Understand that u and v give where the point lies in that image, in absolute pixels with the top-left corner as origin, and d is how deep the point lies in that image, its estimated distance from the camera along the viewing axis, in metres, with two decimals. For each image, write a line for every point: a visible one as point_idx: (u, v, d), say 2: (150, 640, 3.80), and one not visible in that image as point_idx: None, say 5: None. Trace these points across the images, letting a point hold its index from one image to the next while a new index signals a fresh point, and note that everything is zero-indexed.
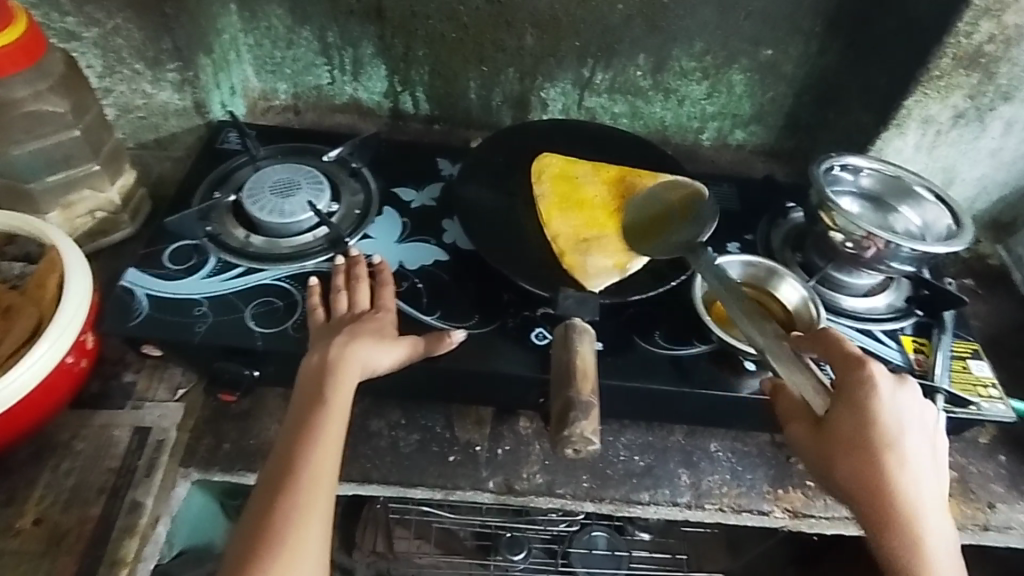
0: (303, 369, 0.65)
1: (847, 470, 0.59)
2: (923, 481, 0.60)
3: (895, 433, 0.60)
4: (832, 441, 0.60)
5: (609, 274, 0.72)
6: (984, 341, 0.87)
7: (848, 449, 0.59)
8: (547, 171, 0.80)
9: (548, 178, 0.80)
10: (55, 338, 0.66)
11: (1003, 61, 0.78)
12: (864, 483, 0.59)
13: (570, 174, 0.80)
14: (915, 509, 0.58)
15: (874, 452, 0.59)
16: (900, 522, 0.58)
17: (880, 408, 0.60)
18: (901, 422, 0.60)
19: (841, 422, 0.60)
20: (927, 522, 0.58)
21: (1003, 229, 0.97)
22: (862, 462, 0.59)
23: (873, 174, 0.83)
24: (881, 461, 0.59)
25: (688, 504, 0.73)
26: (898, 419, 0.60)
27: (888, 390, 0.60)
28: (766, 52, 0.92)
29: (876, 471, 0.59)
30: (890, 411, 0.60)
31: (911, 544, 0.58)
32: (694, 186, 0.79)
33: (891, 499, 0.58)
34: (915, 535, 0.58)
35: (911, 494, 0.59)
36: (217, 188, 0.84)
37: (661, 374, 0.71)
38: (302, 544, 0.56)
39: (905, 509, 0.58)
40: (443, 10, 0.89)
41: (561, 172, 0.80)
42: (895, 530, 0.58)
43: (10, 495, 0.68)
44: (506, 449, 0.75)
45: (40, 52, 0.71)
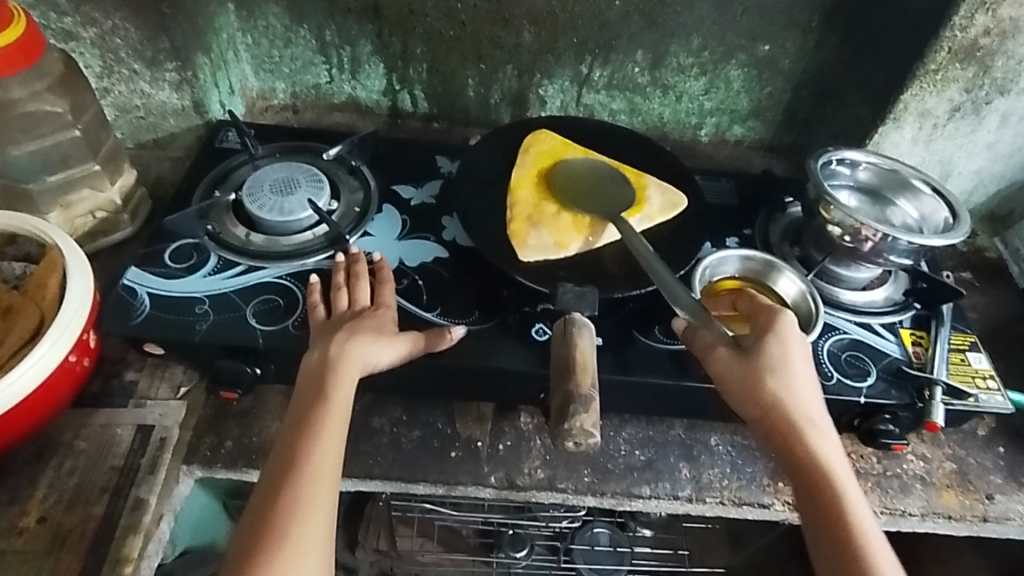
0: (304, 366, 0.66)
1: (764, 392, 0.62)
2: (825, 413, 0.63)
3: (801, 364, 0.64)
4: (751, 367, 0.63)
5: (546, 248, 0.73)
6: (982, 333, 0.87)
7: (764, 374, 0.62)
8: (535, 149, 0.84)
9: (535, 152, 0.83)
10: (56, 338, 0.66)
11: (999, 54, 0.79)
12: (777, 404, 0.61)
13: (558, 155, 0.83)
14: (821, 433, 0.61)
15: (787, 379, 0.62)
16: (808, 444, 0.60)
17: (788, 342, 0.64)
18: (806, 360, 0.64)
19: (760, 350, 0.64)
20: (832, 447, 0.61)
21: (1001, 222, 0.97)
22: (778, 385, 0.62)
23: (870, 168, 0.83)
24: (792, 386, 0.62)
25: (689, 497, 0.73)
26: (805, 355, 0.64)
27: (794, 330, 0.65)
28: (763, 47, 0.92)
29: (788, 394, 0.62)
30: (796, 346, 0.64)
31: (822, 464, 0.59)
32: (676, 197, 0.79)
33: (800, 420, 0.61)
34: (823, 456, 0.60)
35: (816, 419, 0.62)
36: (216, 187, 0.84)
37: (661, 369, 0.71)
38: (304, 539, 0.57)
39: (812, 432, 0.61)
40: (440, 8, 0.89)
41: (550, 151, 0.83)
42: (805, 452, 0.60)
43: (13, 494, 0.68)
44: (507, 445, 0.75)
45: (38, 51, 0.70)
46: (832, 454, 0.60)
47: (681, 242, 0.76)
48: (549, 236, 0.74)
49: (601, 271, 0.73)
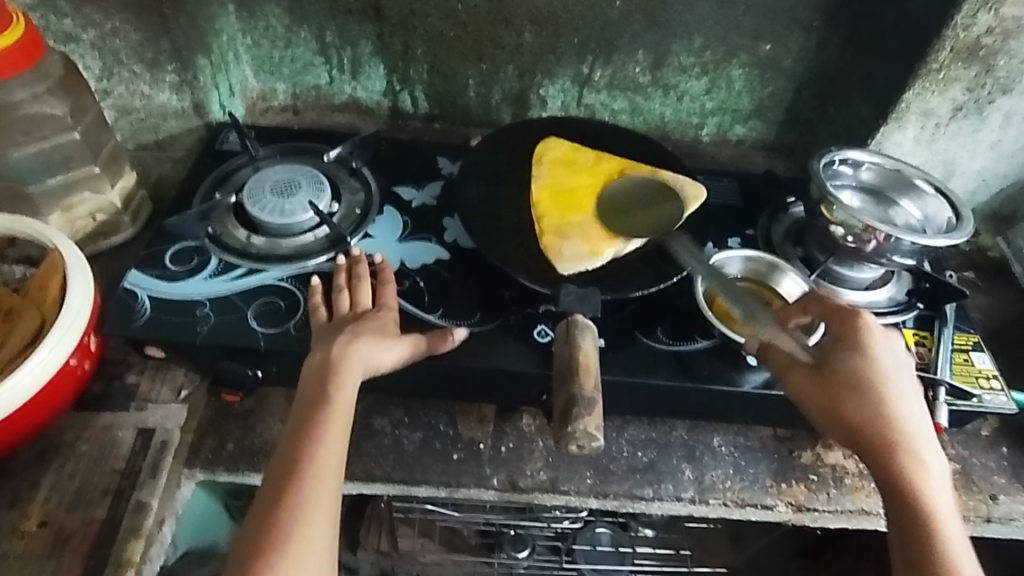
0: (306, 368, 0.65)
1: (849, 405, 0.61)
2: (921, 424, 0.62)
3: (891, 374, 0.63)
4: (831, 381, 0.62)
5: (581, 258, 0.72)
6: (985, 333, 0.87)
7: (849, 386, 0.62)
8: (550, 156, 0.82)
9: (548, 162, 0.81)
10: (58, 340, 0.66)
11: (1002, 53, 0.78)
12: (864, 417, 0.61)
13: (571, 160, 0.81)
14: (913, 445, 0.61)
15: (874, 389, 0.62)
16: (899, 456, 0.60)
17: (875, 352, 0.64)
18: (893, 367, 0.64)
19: (841, 362, 0.63)
20: (926, 460, 0.60)
21: (1004, 221, 0.97)
22: (864, 397, 0.62)
23: (873, 168, 0.83)
24: (878, 396, 0.62)
25: (691, 499, 0.73)
26: (893, 364, 0.64)
27: (880, 338, 0.65)
28: (764, 46, 0.92)
29: (874, 404, 0.62)
30: (885, 356, 0.64)
31: (911, 477, 0.59)
32: (695, 189, 0.79)
33: (893, 433, 0.61)
34: (913, 470, 0.60)
35: (910, 432, 0.61)
36: (217, 189, 0.84)
37: (663, 369, 0.71)
38: (307, 542, 0.56)
39: (903, 445, 0.61)
40: (441, 8, 0.89)
41: (561, 158, 0.81)
42: (895, 465, 0.60)
43: (14, 497, 0.68)
44: (509, 447, 0.75)
45: (39, 53, 0.70)
46: (925, 467, 0.60)
47: (683, 243, 0.76)
48: (584, 245, 0.73)
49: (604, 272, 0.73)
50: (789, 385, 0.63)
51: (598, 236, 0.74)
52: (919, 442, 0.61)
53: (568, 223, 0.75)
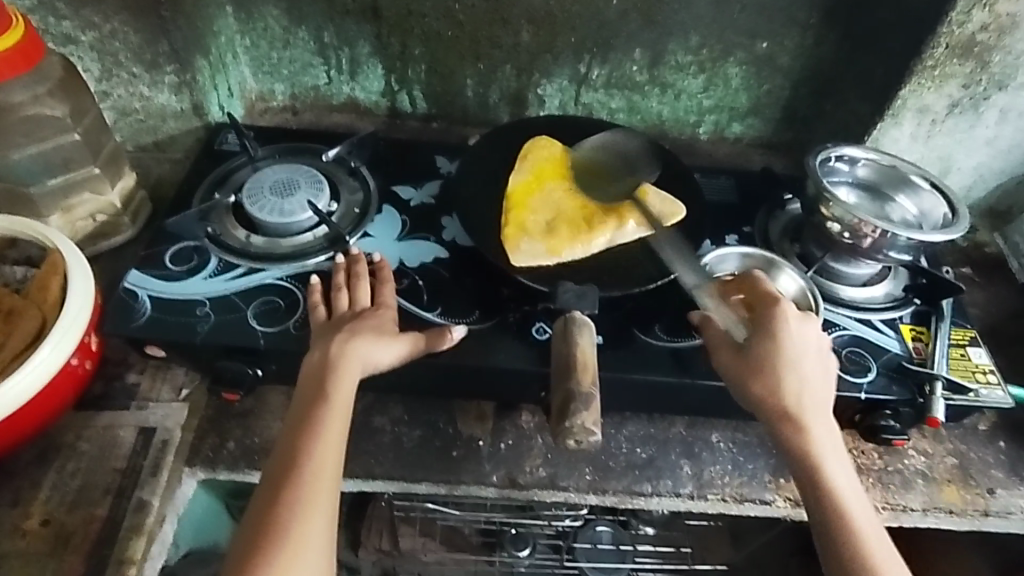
0: (305, 366, 0.66)
1: (762, 392, 0.63)
2: (823, 403, 0.64)
3: (802, 357, 0.64)
4: (747, 364, 0.63)
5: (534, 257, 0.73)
6: (982, 329, 0.88)
7: (759, 370, 0.63)
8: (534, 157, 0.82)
9: (533, 160, 0.82)
10: (59, 339, 0.66)
11: (997, 49, 0.79)
12: (773, 404, 0.63)
13: (558, 165, 0.82)
14: (814, 425, 0.63)
15: (780, 373, 0.63)
16: (800, 436, 0.62)
17: (787, 336, 0.64)
18: (801, 353, 0.63)
19: (756, 347, 0.64)
20: (826, 440, 0.63)
21: (1001, 217, 0.97)
22: (770, 380, 0.63)
23: (869, 165, 0.84)
24: (785, 382, 0.63)
25: (690, 494, 0.73)
26: (803, 344, 0.64)
27: (793, 320, 0.65)
28: (761, 44, 0.92)
29: (782, 389, 0.62)
30: (796, 338, 0.64)
31: (812, 459, 0.62)
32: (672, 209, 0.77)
33: (798, 419, 0.62)
34: (813, 451, 0.62)
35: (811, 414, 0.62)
36: (216, 189, 0.84)
37: (661, 366, 0.71)
38: (306, 539, 0.57)
39: (804, 426, 0.62)
40: (438, 8, 0.89)
41: (548, 160, 0.82)
42: (799, 444, 0.62)
43: (16, 496, 0.68)
44: (508, 444, 0.75)
45: (39, 54, 0.71)
46: (824, 447, 0.62)
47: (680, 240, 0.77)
48: (540, 245, 0.73)
49: (601, 269, 0.73)
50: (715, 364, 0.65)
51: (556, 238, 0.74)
52: (822, 422, 0.63)
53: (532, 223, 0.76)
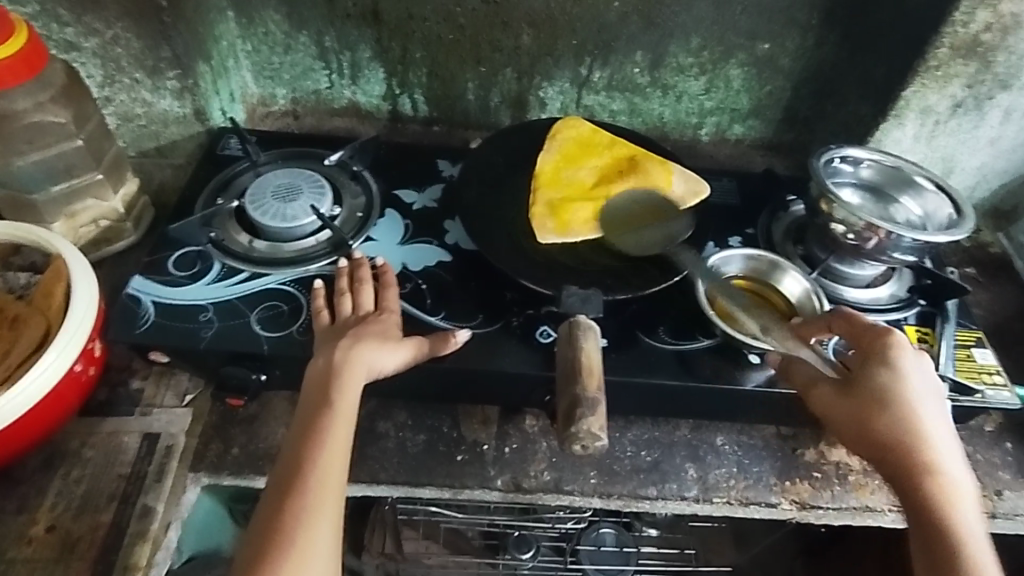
0: (309, 373, 0.66)
1: (877, 432, 0.62)
2: (949, 445, 0.62)
3: (919, 395, 0.63)
4: (858, 401, 0.63)
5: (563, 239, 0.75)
6: (987, 329, 0.87)
7: (871, 408, 0.62)
8: (561, 139, 0.84)
9: (561, 139, 0.84)
10: (64, 346, 0.66)
11: (1000, 49, 0.79)
12: (887, 444, 0.62)
13: (586, 142, 0.84)
14: (938, 464, 0.61)
15: (896, 411, 0.62)
16: (921, 476, 0.60)
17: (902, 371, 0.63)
18: (922, 386, 0.63)
19: (865, 383, 0.64)
20: (953, 482, 0.60)
21: (1004, 217, 0.97)
22: (886, 417, 0.62)
23: (873, 166, 0.83)
24: (903, 420, 0.62)
25: (696, 498, 0.73)
26: (923, 381, 0.63)
27: (908, 354, 0.64)
28: (762, 46, 0.92)
29: (899, 428, 0.61)
30: (915, 372, 0.63)
31: (934, 499, 0.59)
32: (698, 187, 0.79)
33: (918, 460, 0.61)
34: (940, 491, 0.59)
35: (930, 446, 0.61)
36: (219, 194, 0.84)
37: (665, 369, 0.71)
38: (311, 547, 0.57)
39: (928, 469, 0.60)
40: (439, 12, 0.89)
41: (576, 138, 0.84)
42: (920, 485, 0.60)
43: (21, 503, 0.68)
44: (512, 448, 0.75)
45: (40, 63, 0.70)
46: (953, 489, 0.60)
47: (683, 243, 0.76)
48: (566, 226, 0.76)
49: (605, 271, 0.73)
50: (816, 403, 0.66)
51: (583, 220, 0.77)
52: (947, 464, 0.61)
53: (562, 199, 0.78)
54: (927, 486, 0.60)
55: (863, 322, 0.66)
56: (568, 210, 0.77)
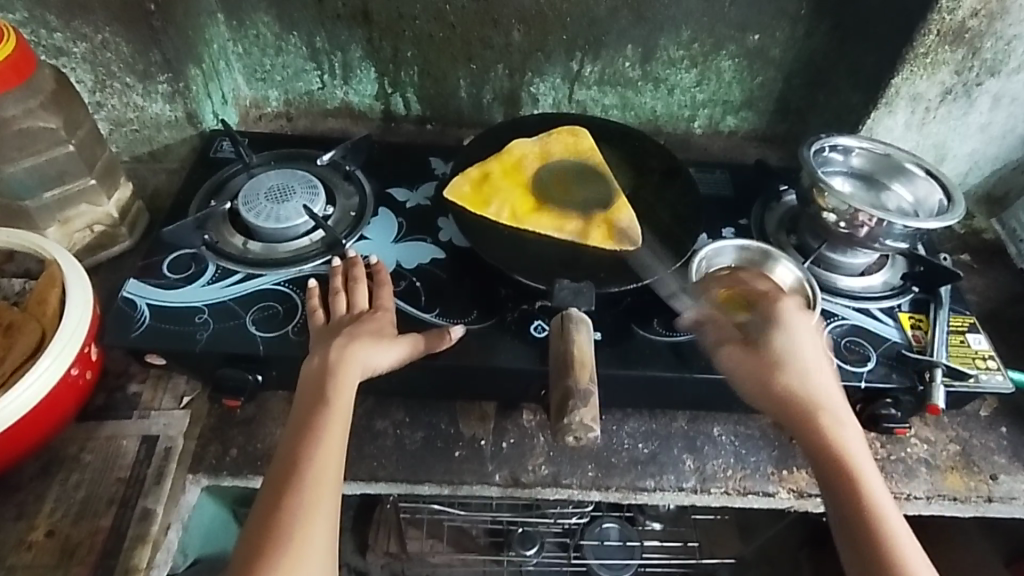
0: (304, 372, 0.66)
1: (773, 380, 0.64)
2: (837, 394, 0.65)
3: (812, 349, 0.66)
4: (760, 357, 0.65)
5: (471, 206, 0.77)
6: (982, 315, 0.87)
7: (774, 358, 0.65)
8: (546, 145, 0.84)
9: (552, 139, 0.84)
10: (60, 350, 0.67)
11: (987, 35, 0.79)
12: (787, 395, 0.64)
13: (572, 155, 0.83)
14: (834, 414, 0.63)
15: (797, 369, 0.64)
16: (822, 426, 0.62)
17: (794, 324, 0.67)
18: (811, 340, 0.66)
19: (768, 342, 0.66)
20: (847, 429, 0.63)
21: (997, 203, 0.97)
22: (788, 371, 0.64)
23: (863, 154, 0.83)
24: (806, 374, 0.64)
25: (693, 488, 0.73)
26: (813, 337, 0.67)
27: (798, 312, 0.68)
28: (753, 37, 0.92)
29: (801, 382, 0.64)
30: (801, 326, 0.67)
31: (833, 451, 0.61)
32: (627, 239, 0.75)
33: (814, 405, 0.63)
34: (840, 439, 0.62)
35: (823, 396, 0.64)
36: (212, 197, 0.84)
37: (661, 360, 0.71)
38: (308, 543, 0.57)
39: (825, 416, 0.63)
40: (429, 10, 0.90)
41: (565, 147, 0.84)
42: (817, 429, 0.62)
43: (20, 509, 0.69)
44: (510, 443, 0.76)
45: (30, 69, 0.71)
46: (843, 428, 0.62)
47: (675, 235, 0.77)
48: (481, 200, 0.78)
49: (597, 266, 0.73)
50: (721, 362, 0.67)
51: (495, 206, 0.77)
52: (839, 409, 0.64)
53: (499, 179, 0.80)
54: (830, 437, 0.62)
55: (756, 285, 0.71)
56: (492, 189, 0.79)
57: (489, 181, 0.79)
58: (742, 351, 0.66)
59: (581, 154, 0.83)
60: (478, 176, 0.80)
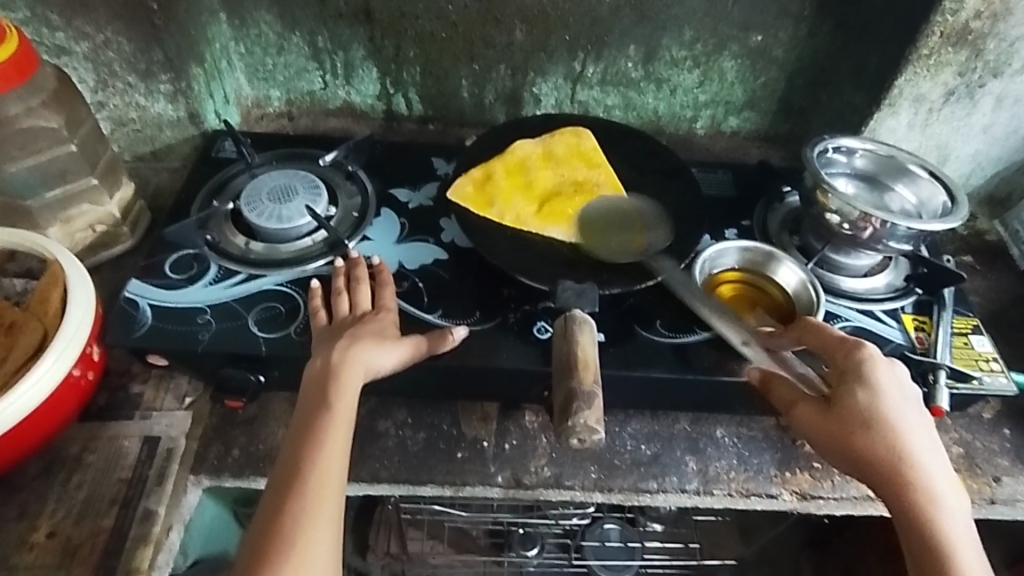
0: (307, 374, 0.66)
1: (856, 447, 0.60)
2: (930, 453, 0.61)
3: (903, 407, 0.62)
4: (841, 419, 0.61)
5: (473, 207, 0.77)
6: (985, 317, 0.87)
7: (859, 422, 0.61)
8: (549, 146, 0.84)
9: (556, 140, 0.84)
10: (62, 351, 0.67)
11: (991, 36, 0.79)
12: (875, 461, 0.60)
13: (575, 156, 0.83)
14: (928, 480, 0.60)
15: (885, 433, 0.60)
16: (913, 497, 0.59)
17: (883, 382, 0.62)
18: (900, 397, 0.62)
19: (848, 402, 0.62)
20: (943, 494, 0.60)
21: (1000, 204, 0.97)
22: (875, 435, 0.60)
23: (866, 155, 0.83)
24: (890, 436, 0.60)
25: (696, 490, 0.73)
26: (900, 393, 0.62)
27: (883, 366, 0.63)
28: (755, 37, 0.92)
29: (885, 445, 0.60)
30: (889, 383, 0.62)
31: (923, 523, 0.59)
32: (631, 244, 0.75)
33: (904, 472, 0.60)
34: (934, 512, 0.59)
35: (914, 460, 0.60)
36: (215, 197, 0.84)
37: (663, 362, 0.71)
38: (311, 546, 0.57)
39: (917, 484, 0.60)
40: (432, 10, 0.89)
41: (569, 148, 0.84)
42: (904, 497, 0.60)
43: (22, 509, 0.69)
44: (513, 444, 0.75)
45: (32, 68, 0.70)
46: (937, 494, 0.60)
47: (677, 236, 0.77)
48: (482, 201, 0.78)
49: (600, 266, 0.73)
50: (797, 422, 0.64)
51: (497, 207, 0.77)
52: (933, 472, 0.61)
53: (501, 180, 0.80)
54: (921, 510, 0.59)
55: (834, 333, 0.65)
56: (493, 190, 0.79)
57: (491, 182, 0.79)
58: (817, 412, 0.62)
59: (584, 155, 0.83)
60: (481, 177, 0.80)
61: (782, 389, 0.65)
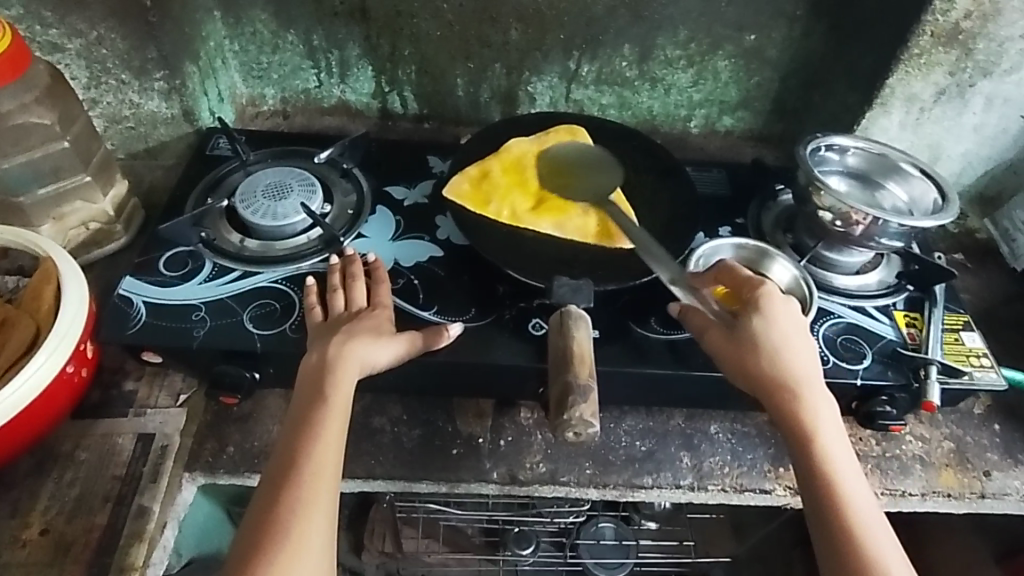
0: (303, 368, 0.66)
1: (752, 368, 0.63)
2: (817, 380, 0.64)
3: (796, 336, 0.65)
4: (742, 345, 0.64)
5: (471, 204, 0.77)
6: (976, 314, 0.88)
7: (755, 347, 0.64)
8: (545, 143, 0.83)
9: (551, 137, 0.84)
10: (53, 348, 0.66)
11: (981, 37, 0.80)
12: (768, 379, 0.63)
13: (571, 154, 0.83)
14: (815, 403, 0.63)
15: (778, 356, 0.63)
16: (800, 416, 0.62)
17: (777, 314, 0.65)
18: (793, 330, 0.65)
19: (747, 329, 0.64)
20: (827, 417, 0.63)
21: (990, 203, 0.98)
22: (769, 360, 0.63)
23: (858, 153, 0.84)
24: (782, 362, 0.63)
25: (690, 486, 0.73)
26: (794, 326, 0.65)
27: (779, 302, 0.66)
28: (749, 37, 0.93)
29: (778, 369, 0.63)
30: (783, 316, 0.65)
31: (810, 439, 0.61)
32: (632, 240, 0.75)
33: (794, 394, 0.62)
34: (818, 431, 0.62)
35: (804, 384, 0.63)
36: (209, 194, 0.84)
37: (658, 358, 0.71)
38: (307, 538, 0.57)
39: (805, 405, 0.62)
40: (427, 8, 0.90)
41: (564, 146, 0.84)
42: (791, 409, 0.62)
43: (15, 506, 0.68)
44: (508, 440, 0.76)
45: (25, 65, 0.70)
46: (822, 416, 0.62)
47: (671, 234, 0.77)
48: (480, 198, 0.78)
49: (595, 263, 0.74)
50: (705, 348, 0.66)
51: (495, 204, 0.77)
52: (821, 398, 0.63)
53: (498, 177, 0.80)
54: (806, 428, 0.62)
55: (744, 273, 0.69)
56: (491, 187, 0.79)
57: (488, 179, 0.79)
58: (721, 338, 0.65)
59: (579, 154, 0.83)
60: (477, 175, 0.80)
61: (695, 319, 0.67)
